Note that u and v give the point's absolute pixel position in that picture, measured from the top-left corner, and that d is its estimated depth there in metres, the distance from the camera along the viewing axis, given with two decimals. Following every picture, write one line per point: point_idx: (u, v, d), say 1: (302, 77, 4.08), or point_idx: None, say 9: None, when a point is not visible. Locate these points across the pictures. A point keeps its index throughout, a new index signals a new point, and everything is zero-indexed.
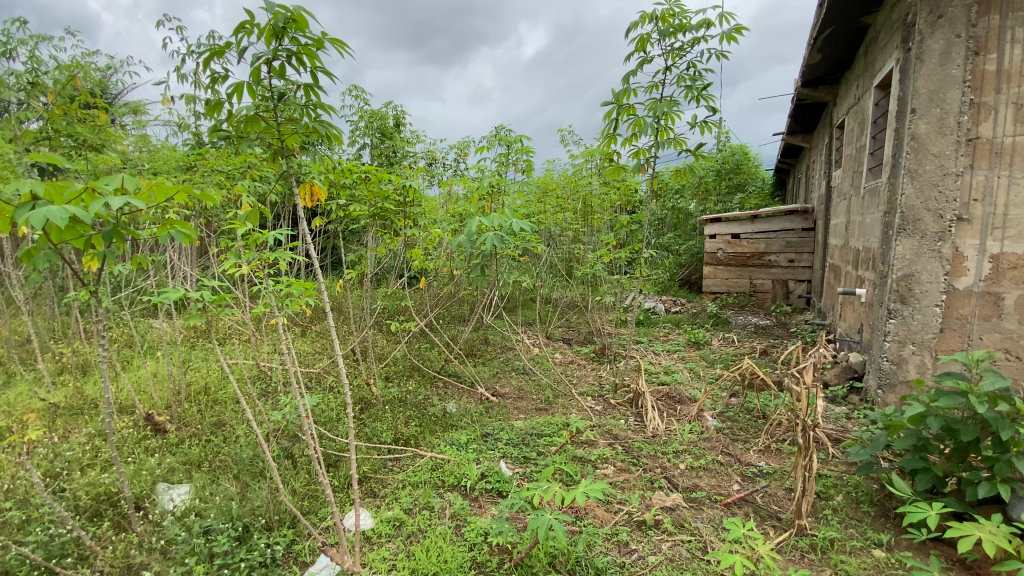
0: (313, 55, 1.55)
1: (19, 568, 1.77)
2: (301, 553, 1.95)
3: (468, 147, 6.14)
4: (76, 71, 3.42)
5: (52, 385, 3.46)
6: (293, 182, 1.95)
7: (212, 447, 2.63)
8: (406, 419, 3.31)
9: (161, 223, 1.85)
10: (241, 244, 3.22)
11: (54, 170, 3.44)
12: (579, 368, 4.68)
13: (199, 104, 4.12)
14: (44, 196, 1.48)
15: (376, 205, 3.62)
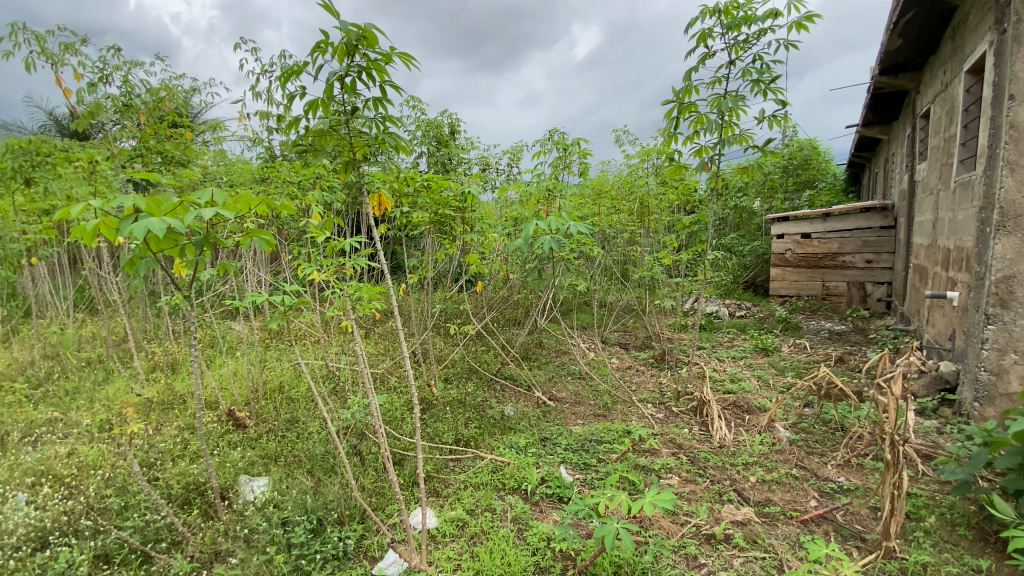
0: (383, 69, 1.61)
1: (118, 550, 1.93)
2: (370, 548, 2.01)
3: (522, 151, 6.17)
4: (164, 93, 3.71)
5: (146, 381, 3.79)
6: (363, 192, 2.03)
7: (287, 443, 2.78)
8: (466, 420, 3.36)
9: (245, 231, 1.98)
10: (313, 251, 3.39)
11: (147, 184, 3.76)
12: (638, 374, 4.57)
13: (271, 120, 4.38)
14: (145, 210, 1.61)
15: (435, 212, 3.70)
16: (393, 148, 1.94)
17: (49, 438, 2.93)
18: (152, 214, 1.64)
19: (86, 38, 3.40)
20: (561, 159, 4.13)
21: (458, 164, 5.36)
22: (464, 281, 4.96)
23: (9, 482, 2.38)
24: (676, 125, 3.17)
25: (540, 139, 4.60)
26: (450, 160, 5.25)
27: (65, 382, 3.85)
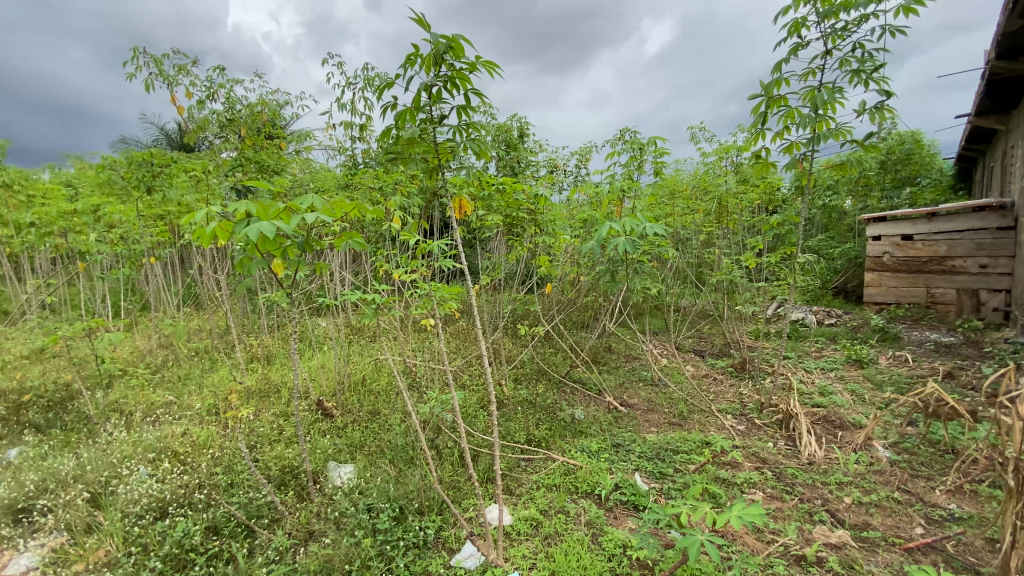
0: (468, 79, 1.67)
1: (226, 524, 2.12)
2: (448, 539, 2.08)
3: (591, 152, 6.11)
4: (262, 107, 4.04)
5: (246, 370, 4.15)
6: (447, 195, 2.11)
7: (370, 434, 2.94)
8: (537, 421, 3.38)
9: (339, 235, 2.13)
10: (407, 253, 3.60)
11: (248, 191, 4.10)
12: (716, 383, 4.37)
13: (355, 129, 4.66)
14: (255, 215, 1.77)
15: (509, 214, 3.75)
16: (475, 153, 2.00)
17: (167, 419, 3.28)
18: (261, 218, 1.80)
19: (196, 60, 3.78)
20: (635, 159, 4.05)
21: (529, 167, 5.41)
22: (534, 283, 4.98)
23: (136, 455, 2.69)
24: (763, 121, 3.01)
25: (613, 140, 4.54)
26: (519, 162, 5.30)
27: (178, 369, 4.29)
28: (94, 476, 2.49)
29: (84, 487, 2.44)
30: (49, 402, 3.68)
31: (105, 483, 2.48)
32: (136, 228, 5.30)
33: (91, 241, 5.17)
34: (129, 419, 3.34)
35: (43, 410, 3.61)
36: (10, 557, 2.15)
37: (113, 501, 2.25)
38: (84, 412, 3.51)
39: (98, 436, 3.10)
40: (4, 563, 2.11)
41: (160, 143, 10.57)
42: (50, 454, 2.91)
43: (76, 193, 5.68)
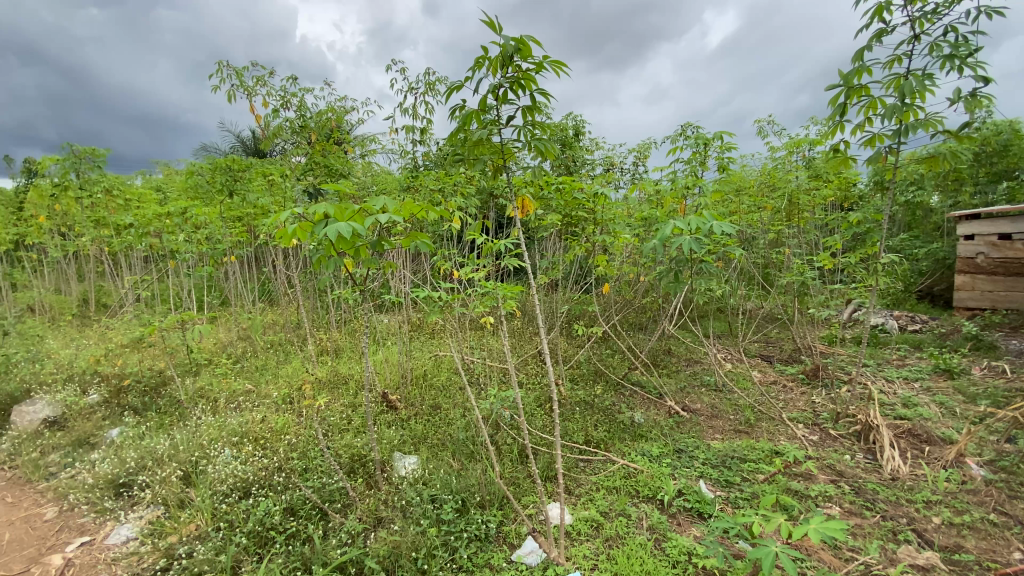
0: (534, 79, 1.68)
1: (302, 505, 2.25)
2: (509, 535, 2.11)
3: (650, 148, 5.98)
4: (331, 113, 4.25)
5: (316, 363, 4.38)
6: (511, 194, 2.13)
7: (433, 427, 3.04)
8: (596, 422, 3.35)
9: (408, 234, 2.22)
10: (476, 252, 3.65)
11: (318, 193, 4.32)
12: (785, 390, 4.15)
13: (416, 133, 4.80)
14: (333, 216, 1.87)
15: (569, 212, 3.74)
16: (540, 153, 2.01)
17: (247, 407, 3.52)
18: (338, 219, 1.90)
19: (272, 71, 4.02)
20: (699, 155, 3.92)
21: (585, 166, 5.36)
22: (591, 282, 4.93)
23: (221, 438, 2.91)
24: (842, 113, 2.83)
25: (675, 136, 4.41)
26: (575, 162, 5.26)
27: (256, 360, 4.60)
28: (185, 455, 2.72)
29: (178, 465, 2.67)
30: (145, 387, 4.05)
31: (195, 462, 2.70)
32: (219, 229, 5.72)
33: (181, 241, 5.64)
34: (214, 404, 3.62)
35: (141, 394, 3.99)
36: (113, 527, 2.44)
37: (203, 479, 2.44)
38: (175, 397, 3.83)
39: (188, 419, 3.38)
40: (107, 532, 2.41)
41: (238, 150, 11.35)
42: (148, 434, 3.21)
43: (166, 196, 6.19)
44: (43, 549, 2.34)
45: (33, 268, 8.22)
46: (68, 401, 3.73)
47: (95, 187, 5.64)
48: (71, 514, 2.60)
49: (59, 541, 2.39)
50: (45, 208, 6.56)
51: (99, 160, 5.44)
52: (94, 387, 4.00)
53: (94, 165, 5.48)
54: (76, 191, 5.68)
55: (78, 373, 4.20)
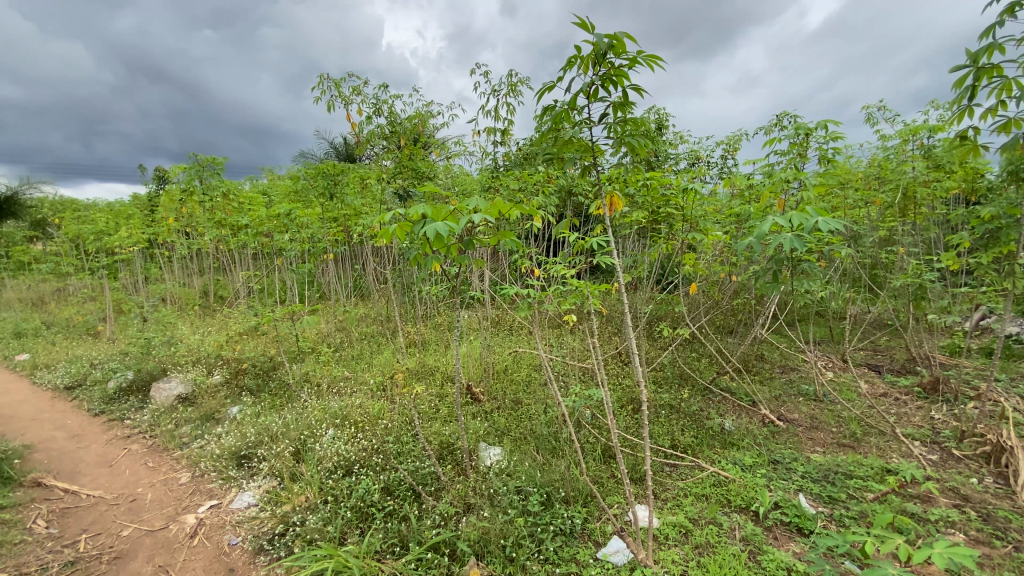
0: (626, 74, 1.65)
1: (398, 486, 2.41)
2: (594, 532, 2.12)
3: (739, 140, 5.66)
4: (419, 117, 4.44)
5: (405, 355, 4.63)
6: (600, 190, 2.12)
7: (515, 421, 3.11)
8: (682, 427, 3.25)
9: (499, 232, 2.29)
10: (567, 250, 3.72)
11: (408, 195, 4.54)
12: (898, 404, 3.77)
13: (497, 134, 4.89)
14: (430, 216, 1.98)
15: (657, 209, 3.63)
16: (631, 150, 1.98)
17: (344, 393, 3.81)
18: (434, 219, 2.00)
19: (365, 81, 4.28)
20: (799, 147, 3.65)
21: (669, 162, 5.17)
22: (677, 282, 4.77)
23: (325, 420, 3.17)
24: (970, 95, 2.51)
25: (770, 126, 4.15)
26: (657, 157, 5.10)
27: (352, 350, 4.95)
28: (295, 433, 2.99)
29: (290, 442, 2.95)
30: (258, 370, 4.51)
31: (303, 440, 2.97)
32: (319, 228, 6.21)
33: (287, 240, 6.19)
34: (316, 389, 3.95)
35: (255, 376, 4.44)
36: (236, 493, 2.75)
37: (310, 456, 2.69)
38: (283, 382, 4.23)
39: (296, 401, 3.72)
40: (232, 497, 2.72)
41: (330, 155, 12.24)
42: (262, 413, 3.57)
43: (273, 199, 6.81)
44: (179, 509, 2.69)
45: (166, 264, 9.39)
46: (197, 380, 4.24)
47: (216, 192, 6.33)
48: (201, 480, 2.96)
49: (192, 503, 2.73)
50: (176, 210, 7.46)
51: (218, 168, 6.11)
52: (217, 369, 4.51)
53: (215, 173, 6.11)
54: (200, 195, 6.40)
55: (204, 357, 4.76)
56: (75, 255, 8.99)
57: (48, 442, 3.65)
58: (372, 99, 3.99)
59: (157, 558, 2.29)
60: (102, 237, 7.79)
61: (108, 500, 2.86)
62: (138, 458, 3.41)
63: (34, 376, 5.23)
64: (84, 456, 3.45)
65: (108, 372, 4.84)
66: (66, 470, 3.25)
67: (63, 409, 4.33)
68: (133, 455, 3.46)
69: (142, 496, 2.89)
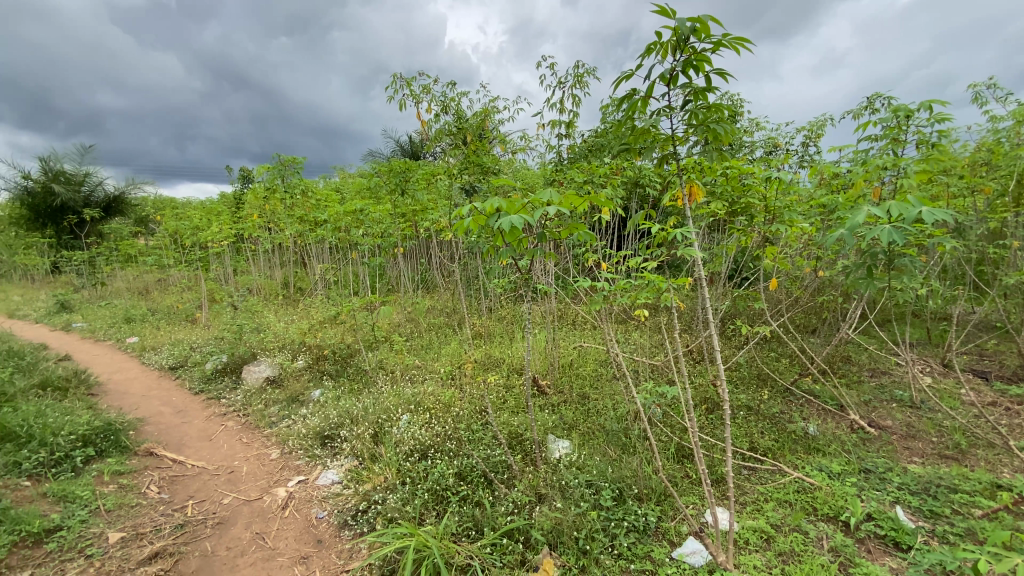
0: (709, 59, 1.57)
1: (471, 472, 2.48)
2: (668, 531, 2.08)
3: (823, 125, 5.26)
4: (486, 112, 4.48)
5: (472, 346, 4.75)
6: (677, 179, 2.04)
7: (583, 415, 3.10)
8: (761, 429, 3.10)
9: (573, 224, 2.26)
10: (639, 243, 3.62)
11: (475, 189, 4.60)
12: (1013, 414, 3.38)
13: (562, 127, 4.85)
14: (505, 208, 1.98)
15: (736, 201, 3.45)
16: (712, 138, 1.89)
17: (416, 381, 3.95)
18: (508, 211, 2.02)
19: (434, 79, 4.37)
20: (895, 131, 3.34)
21: (744, 150, 4.90)
22: (755, 277, 4.53)
23: (400, 405, 3.32)
24: None
25: (861, 110, 3.83)
26: (732, 146, 4.83)
27: (421, 339, 5.13)
28: (374, 417, 3.17)
29: (369, 424, 3.13)
30: (337, 356, 4.79)
31: (381, 423, 3.13)
32: (390, 223, 6.46)
33: (361, 235, 6.50)
34: (390, 376, 4.14)
35: (333, 362, 4.72)
36: (321, 471, 2.95)
37: (388, 439, 2.83)
38: (360, 368, 4.47)
39: (372, 387, 3.93)
40: (317, 474, 2.92)
41: (398, 153, 12.73)
42: (342, 397, 3.80)
43: (347, 196, 7.15)
44: (271, 482, 2.92)
45: (252, 257, 10.15)
46: (283, 364, 4.57)
47: (296, 189, 6.74)
48: (290, 456, 3.19)
49: (282, 477, 2.96)
50: (260, 207, 8.02)
51: (298, 167, 6.40)
52: (300, 355, 4.83)
53: (295, 171, 6.44)
54: (283, 193, 6.84)
55: (289, 343, 5.11)
56: (175, 248, 9.90)
57: (158, 416, 4.08)
58: (441, 96, 4.06)
59: (254, 525, 2.50)
60: (197, 233, 8.52)
61: (210, 470, 3.16)
62: (234, 433, 3.73)
63: (143, 356, 5.84)
64: (188, 430, 3.82)
65: (206, 356, 5.31)
66: (174, 441, 3.61)
67: (168, 387, 4.81)
68: (230, 431, 3.79)
69: (239, 468, 3.16)
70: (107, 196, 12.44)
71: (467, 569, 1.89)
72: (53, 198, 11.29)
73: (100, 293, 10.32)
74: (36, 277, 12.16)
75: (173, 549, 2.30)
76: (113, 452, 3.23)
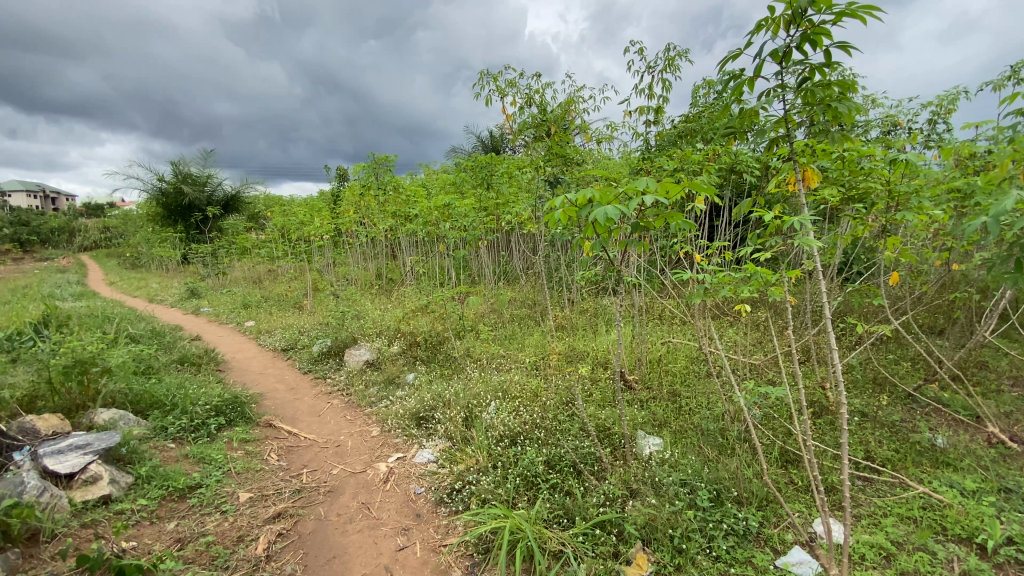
0: (829, 32, 1.42)
1: (559, 462, 2.51)
2: (771, 538, 1.97)
3: (956, 98, 4.62)
4: (571, 102, 4.43)
5: (557, 337, 4.78)
6: (789, 164, 1.88)
7: (675, 413, 3.00)
8: (877, 437, 2.83)
9: (670, 214, 2.16)
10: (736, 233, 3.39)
11: (559, 182, 4.57)
12: None
13: (650, 113, 4.68)
14: (599, 198, 1.94)
15: (851, 186, 3.12)
16: (832, 117, 1.72)
17: (502, 370, 4.06)
18: (603, 201, 1.97)
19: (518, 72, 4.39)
20: None
21: (858, 130, 4.41)
22: (871, 270, 4.09)
23: (488, 392, 3.43)
24: None
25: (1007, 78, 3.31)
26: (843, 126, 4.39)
27: (506, 329, 5.24)
28: (464, 402, 3.30)
29: (460, 409, 3.26)
30: (427, 343, 5.04)
31: (471, 408, 3.26)
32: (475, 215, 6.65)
33: (448, 228, 6.74)
34: (477, 364, 4.28)
35: (424, 348, 4.97)
36: (417, 450, 3.14)
37: (479, 423, 2.95)
38: (449, 355, 4.67)
39: (461, 373, 4.09)
40: (414, 453, 3.11)
41: (480, 148, 13.08)
42: (434, 382, 4.00)
43: (433, 191, 7.42)
44: (374, 457, 3.15)
45: (350, 249, 10.89)
46: (380, 349, 4.89)
47: (389, 186, 7.12)
48: (389, 434, 3.42)
49: (382, 453, 3.19)
50: (356, 203, 8.58)
51: (390, 164, 6.76)
52: (395, 340, 5.13)
53: (387, 169, 6.81)
54: (376, 189, 7.26)
55: (385, 329, 5.45)
56: (283, 241, 10.88)
57: (274, 391, 4.55)
58: (525, 88, 4.06)
59: (360, 495, 2.71)
60: (303, 227, 9.30)
61: (320, 443, 3.47)
62: (339, 411, 4.07)
63: (260, 338, 6.51)
64: (300, 405, 4.22)
65: (313, 339, 5.82)
66: (289, 414, 4.01)
67: (282, 366, 5.34)
68: (335, 408, 4.14)
69: (344, 442, 3.44)
70: (226, 195, 13.92)
71: (559, 555, 1.93)
72: (182, 197, 12.98)
73: (223, 281, 11.61)
74: (171, 267, 13.89)
75: (292, 511, 2.57)
76: (240, 422, 3.66)
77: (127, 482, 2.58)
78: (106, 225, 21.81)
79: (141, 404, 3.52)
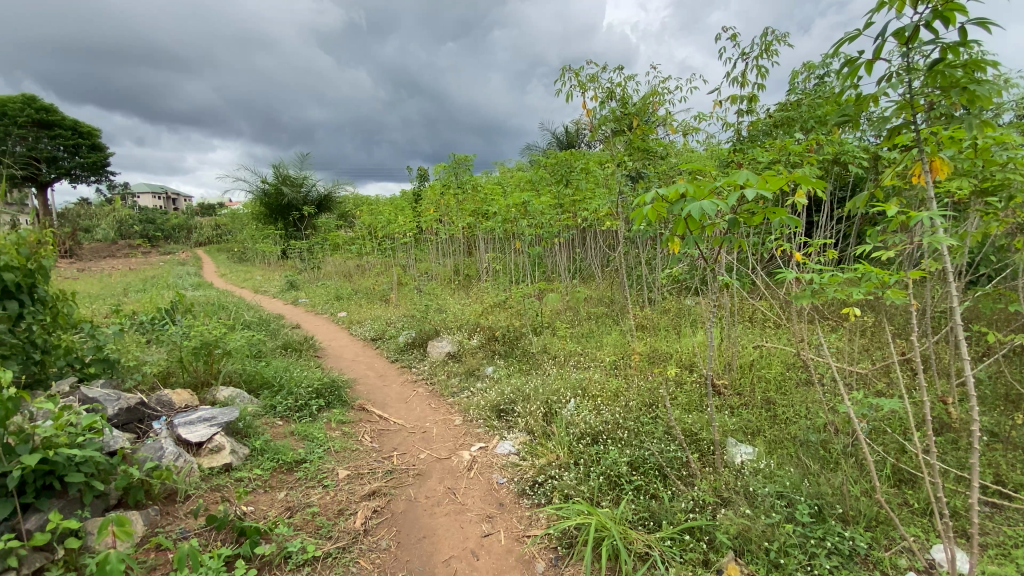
0: (966, 7, 1.27)
1: (644, 464, 2.47)
2: (881, 562, 1.82)
3: None
4: (656, 94, 4.29)
5: (637, 336, 4.68)
6: (915, 155, 1.68)
7: (769, 421, 2.84)
8: (1012, 460, 2.49)
9: (772, 209, 2.02)
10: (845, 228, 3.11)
11: (642, 177, 4.44)
12: None
13: (743, 103, 4.40)
14: (694, 193, 1.85)
15: (984, 177, 2.75)
16: (970, 102, 1.52)
17: (581, 367, 4.05)
18: (698, 196, 1.88)
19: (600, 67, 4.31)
20: None
21: (992, 112, 3.88)
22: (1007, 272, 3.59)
23: (567, 388, 3.45)
24: None
25: None
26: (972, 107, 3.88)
27: (584, 327, 5.21)
28: (544, 398, 3.34)
29: (540, 404, 3.31)
30: (506, 337, 5.14)
31: (551, 403, 3.29)
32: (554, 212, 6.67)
33: (527, 225, 6.80)
34: (555, 360, 4.30)
35: (502, 343, 5.08)
36: (498, 441, 3.22)
37: (560, 419, 2.97)
38: (527, 351, 4.73)
39: (539, 369, 4.14)
40: (495, 443, 3.20)
41: (556, 145, 13.08)
42: (512, 376, 4.08)
43: (510, 188, 7.51)
44: (457, 445, 3.28)
45: (431, 246, 11.33)
46: (461, 342, 5.06)
47: (469, 184, 7.32)
48: (471, 424, 3.54)
49: (465, 442, 3.31)
50: (437, 202, 8.91)
51: (470, 163, 6.96)
52: (475, 334, 5.28)
53: (468, 168, 7.00)
54: (456, 188, 7.49)
55: (465, 322, 5.62)
56: (372, 238, 11.55)
57: (365, 378, 4.87)
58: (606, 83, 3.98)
59: (446, 481, 2.83)
60: (389, 225, 9.83)
61: (408, 428, 3.66)
62: (424, 399, 4.27)
63: (351, 328, 6.99)
64: (389, 392, 4.48)
65: (399, 330, 6.15)
66: (379, 400, 4.27)
67: (371, 355, 5.69)
68: (420, 396, 4.35)
69: (430, 429, 3.61)
70: (320, 195, 15.01)
71: (646, 558, 1.91)
72: (283, 197, 14.21)
73: (318, 274, 12.56)
74: (274, 261, 15.24)
75: (385, 490, 2.74)
76: (337, 404, 3.96)
77: (245, 452, 2.89)
78: (218, 223, 24.32)
79: (254, 384, 3.92)
